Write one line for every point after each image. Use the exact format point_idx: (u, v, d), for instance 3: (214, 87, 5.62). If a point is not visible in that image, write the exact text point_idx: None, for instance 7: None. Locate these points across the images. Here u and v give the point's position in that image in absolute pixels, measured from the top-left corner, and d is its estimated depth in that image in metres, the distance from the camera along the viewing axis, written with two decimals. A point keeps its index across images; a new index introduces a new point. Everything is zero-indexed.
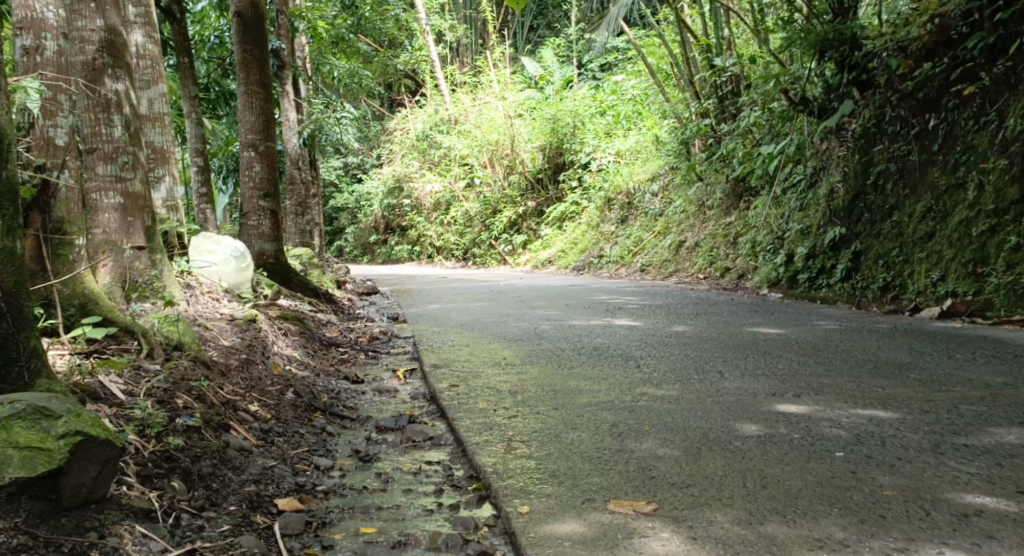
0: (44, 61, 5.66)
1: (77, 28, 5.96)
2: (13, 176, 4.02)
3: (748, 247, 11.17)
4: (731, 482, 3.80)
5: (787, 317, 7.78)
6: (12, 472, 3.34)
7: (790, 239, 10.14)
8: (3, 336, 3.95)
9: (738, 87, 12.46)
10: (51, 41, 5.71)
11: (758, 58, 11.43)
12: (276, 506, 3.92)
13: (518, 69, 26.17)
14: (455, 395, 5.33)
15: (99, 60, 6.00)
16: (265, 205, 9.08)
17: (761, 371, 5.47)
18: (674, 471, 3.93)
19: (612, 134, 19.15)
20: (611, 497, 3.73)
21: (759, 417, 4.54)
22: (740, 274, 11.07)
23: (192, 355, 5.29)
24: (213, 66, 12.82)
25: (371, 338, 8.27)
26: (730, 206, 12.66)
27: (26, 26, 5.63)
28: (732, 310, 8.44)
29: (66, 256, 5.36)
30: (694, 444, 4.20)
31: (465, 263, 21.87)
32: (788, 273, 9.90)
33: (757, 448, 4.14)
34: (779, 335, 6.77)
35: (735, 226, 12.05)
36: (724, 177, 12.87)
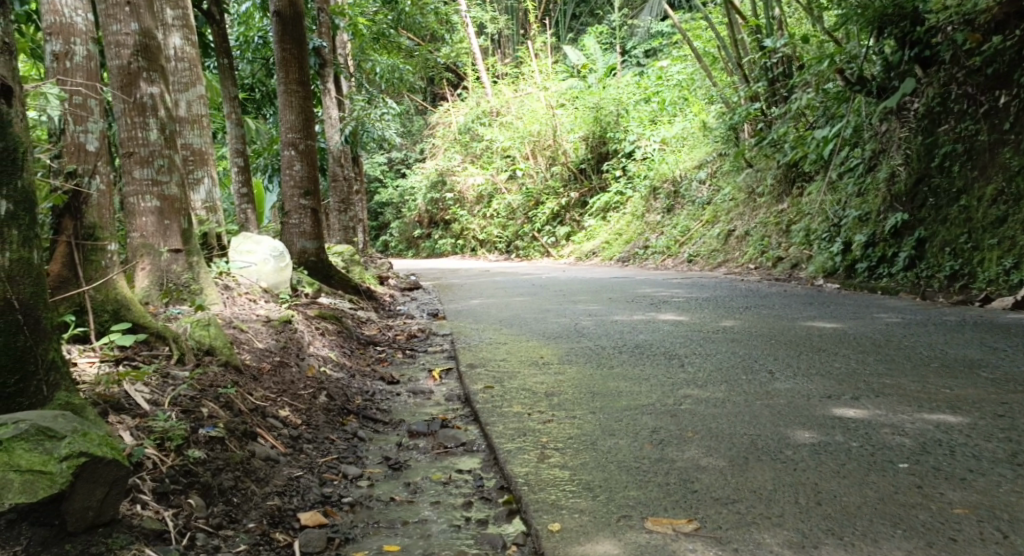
0: (74, 66, 5.35)
1: (111, 33, 5.79)
2: (32, 182, 3.71)
3: (802, 235, 10.81)
4: (782, 498, 3.54)
5: (844, 310, 7.43)
6: (12, 497, 3.18)
7: (846, 227, 9.76)
8: (20, 352, 3.62)
9: (790, 69, 11.80)
10: (81, 45, 5.39)
11: (811, 37, 11.00)
12: (298, 521, 3.75)
13: (560, 58, 25.86)
14: (490, 398, 5.11)
15: (134, 65, 5.85)
16: (306, 204, 8.94)
17: (815, 370, 5.16)
18: (719, 484, 3.67)
19: (658, 121, 18.75)
20: (649, 513, 3.49)
21: (814, 422, 4.26)
22: (793, 264, 10.71)
23: (224, 359, 5.00)
24: (257, 67, 12.72)
25: (410, 336, 8.08)
26: (782, 192, 12.27)
27: (54, 31, 5.31)
28: (785, 302, 8.11)
29: (98, 262, 5.09)
30: (741, 453, 3.94)
31: (508, 256, 21.65)
32: (845, 262, 9.53)
33: (810, 458, 3.87)
34: (835, 330, 6.45)
35: (788, 214, 11.67)
36: (775, 163, 12.47)
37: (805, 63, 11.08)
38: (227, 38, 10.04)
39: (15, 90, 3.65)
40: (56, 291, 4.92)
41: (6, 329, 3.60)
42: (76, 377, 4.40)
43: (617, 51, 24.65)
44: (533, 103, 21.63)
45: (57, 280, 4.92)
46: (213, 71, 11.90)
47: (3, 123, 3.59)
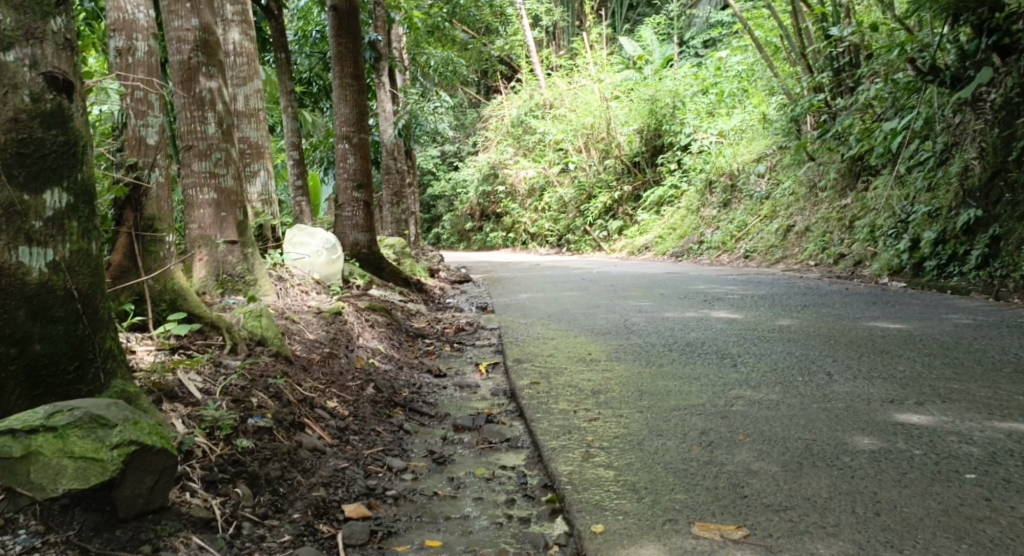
0: (136, 62, 5.39)
1: (173, 28, 5.90)
2: (92, 176, 3.72)
3: (867, 232, 10.62)
4: (837, 507, 3.46)
5: (907, 310, 7.26)
6: (65, 483, 3.22)
7: (915, 223, 9.56)
8: (78, 339, 3.64)
9: (857, 58, 11.55)
10: (142, 41, 5.44)
11: (881, 26, 10.70)
12: (342, 513, 3.75)
13: (616, 50, 25.68)
14: (536, 394, 5.08)
15: (194, 60, 5.89)
16: (358, 197, 8.96)
17: (877, 374, 5.04)
18: (770, 490, 3.60)
19: (715, 113, 18.50)
20: (696, 518, 3.43)
21: (874, 427, 4.16)
22: (857, 261, 10.54)
23: (274, 350, 5.01)
24: (315, 61, 12.76)
25: (458, 330, 8.07)
26: (846, 186, 12.03)
27: (117, 27, 5.38)
28: (846, 301, 7.95)
29: (157, 253, 5.14)
30: (795, 458, 3.86)
31: (559, 250, 21.60)
32: (913, 261, 9.34)
33: (869, 466, 3.77)
34: (900, 331, 6.30)
35: (852, 209, 11.45)
36: (838, 156, 12.21)
37: (874, 53, 10.77)
38: (284, 32, 10.03)
39: (76, 85, 3.65)
40: (117, 280, 5.00)
41: (66, 317, 3.61)
42: (132, 364, 4.42)
43: (675, 42, 24.40)
44: (588, 95, 21.52)
45: (117, 270, 5.02)
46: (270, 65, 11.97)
47: (64, 118, 3.58)
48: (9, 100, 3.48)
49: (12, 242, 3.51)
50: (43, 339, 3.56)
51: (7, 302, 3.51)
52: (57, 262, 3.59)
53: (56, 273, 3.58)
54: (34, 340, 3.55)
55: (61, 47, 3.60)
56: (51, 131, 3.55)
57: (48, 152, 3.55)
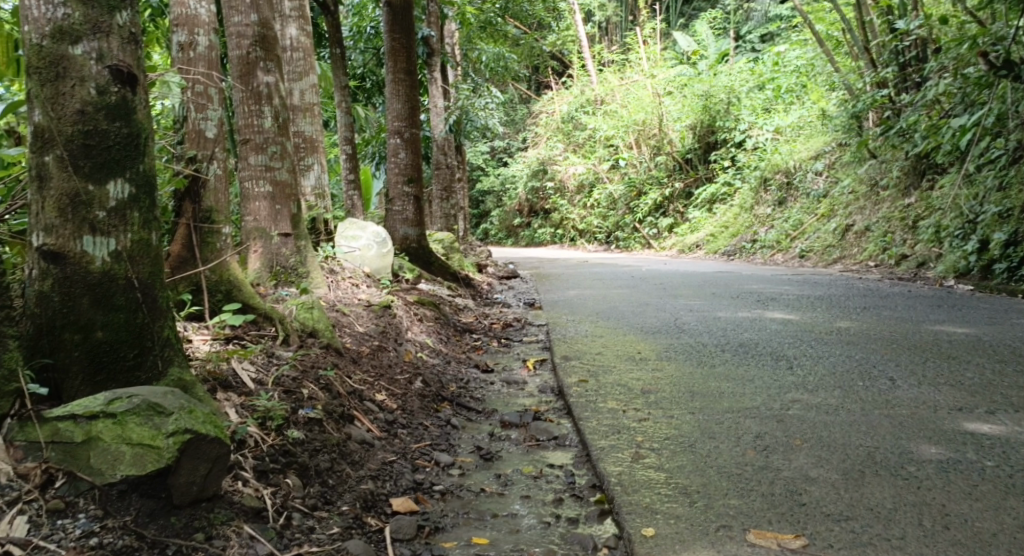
0: (198, 56, 5.47)
1: (233, 24, 6.01)
2: (153, 168, 3.77)
3: (930, 232, 10.42)
4: (903, 519, 3.41)
5: (972, 314, 7.12)
6: (123, 469, 3.29)
7: (983, 223, 9.36)
8: (137, 327, 3.70)
9: (924, 53, 11.33)
10: (204, 36, 5.50)
11: (950, 19, 10.41)
12: (391, 506, 3.78)
13: (670, 44, 25.45)
14: (584, 392, 5.07)
15: (252, 55, 5.99)
16: (409, 191, 9.02)
17: (940, 381, 4.95)
18: (829, 499, 3.55)
19: (771, 110, 18.26)
20: (752, 525, 3.40)
21: (940, 436, 4.10)
22: (920, 262, 10.40)
23: (325, 342, 5.07)
24: (369, 57, 12.85)
25: (506, 325, 8.08)
26: (909, 185, 11.80)
27: (180, 22, 5.45)
28: (908, 305, 7.81)
29: (214, 244, 5.21)
30: (855, 467, 3.81)
31: (608, 247, 21.53)
32: (981, 262, 9.18)
33: (935, 476, 3.71)
34: (966, 336, 6.17)
35: (915, 209, 11.24)
36: (901, 154, 11.97)
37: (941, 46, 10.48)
38: (340, 28, 10.10)
39: (141, 78, 3.71)
40: (175, 271, 5.08)
41: (127, 306, 3.68)
42: (189, 352, 4.48)
43: (731, 37, 24.17)
44: (640, 91, 21.40)
45: (176, 260, 5.08)
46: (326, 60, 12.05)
47: (129, 110, 3.64)
48: (77, 92, 3.56)
49: (76, 232, 3.59)
50: (104, 327, 3.63)
51: (71, 290, 3.60)
52: (119, 252, 3.65)
53: (117, 263, 3.65)
54: (97, 327, 3.63)
55: (127, 40, 3.66)
56: (115, 123, 3.61)
57: (112, 144, 3.61)
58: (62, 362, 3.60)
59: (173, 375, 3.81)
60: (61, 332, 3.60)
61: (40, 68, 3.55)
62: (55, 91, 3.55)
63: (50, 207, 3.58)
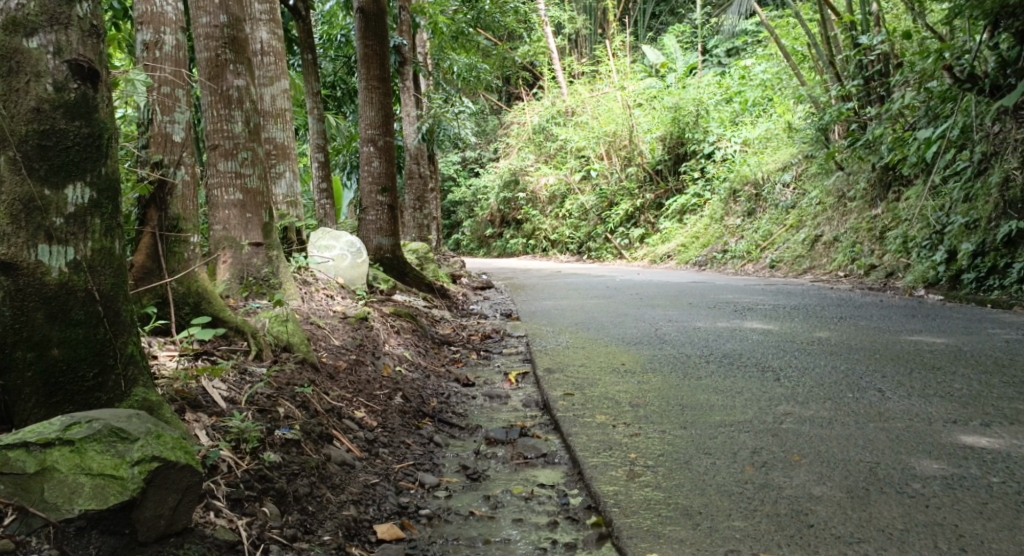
0: (164, 56, 5.22)
1: (200, 25, 5.79)
2: (116, 171, 3.54)
3: (898, 243, 10.24)
4: (920, 542, 3.22)
5: (952, 324, 6.99)
6: (82, 503, 3.03)
7: (950, 233, 9.15)
8: (98, 343, 3.47)
9: (887, 68, 10.98)
10: (170, 35, 5.28)
11: (913, 33, 10.30)
12: (375, 535, 3.57)
13: (639, 58, 25.29)
14: (570, 406, 4.86)
15: (221, 56, 5.77)
16: (382, 200, 8.74)
17: (933, 392, 4.79)
18: (839, 520, 3.37)
19: (738, 122, 18.13)
20: (760, 550, 3.21)
21: (941, 450, 3.93)
22: (888, 272, 10.24)
23: (300, 357, 4.83)
24: (339, 65, 12.78)
25: (483, 337, 7.85)
26: (876, 196, 11.63)
27: (145, 20, 5.21)
28: (885, 314, 7.67)
29: (180, 254, 4.96)
30: (861, 484, 3.62)
31: (579, 258, 21.35)
32: (950, 272, 9.00)
33: (943, 494, 3.53)
34: (949, 346, 6.03)
35: (882, 219, 11.12)
36: (869, 165, 11.82)
37: (904, 61, 10.31)
38: (312, 34, 9.87)
39: (103, 74, 3.49)
40: (140, 282, 4.82)
41: (86, 320, 3.44)
42: (154, 370, 4.22)
43: (698, 50, 24.14)
44: (610, 104, 21.28)
45: (141, 271, 4.81)
46: (297, 67, 11.82)
47: (89, 108, 3.42)
48: (31, 89, 3.32)
49: (30, 240, 3.34)
50: (61, 344, 3.39)
51: (23, 304, 3.34)
52: (78, 261, 3.42)
53: (76, 274, 3.41)
54: (52, 344, 3.38)
55: (88, 33, 3.44)
56: (74, 122, 3.38)
57: (71, 144, 3.38)
58: (13, 384, 3.34)
59: (138, 396, 3.58)
60: (12, 350, 3.34)
61: None
62: (8, 87, 3.31)
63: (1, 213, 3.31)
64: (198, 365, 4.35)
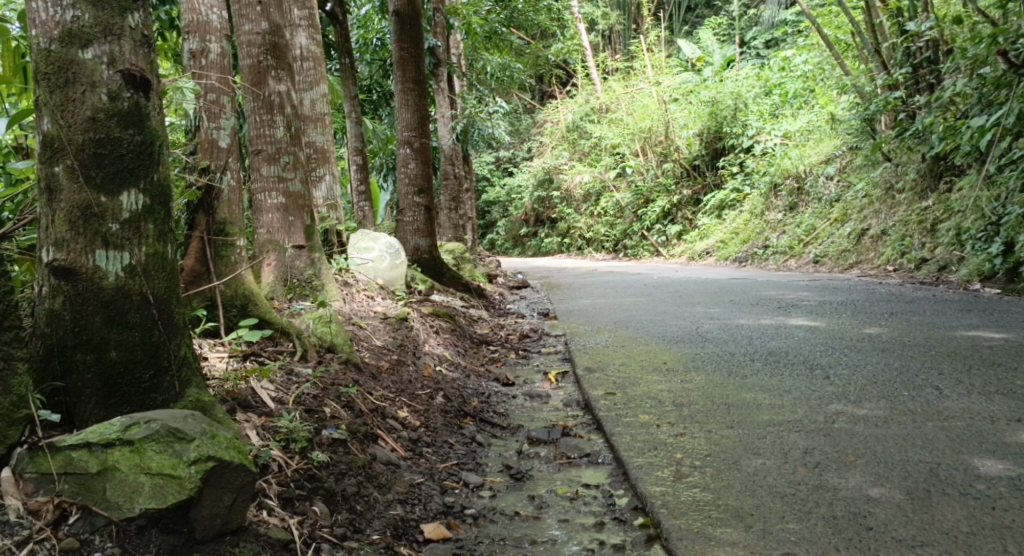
0: (210, 63, 5.32)
1: (243, 32, 5.87)
2: (168, 178, 3.63)
3: (950, 236, 10.09)
4: (983, 545, 3.21)
5: (1006, 319, 6.90)
6: (142, 502, 3.10)
7: (1007, 225, 9.01)
8: (153, 345, 3.56)
9: (937, 54, 10.90)
10: (215, 43, 5.36)
11: (964, 18, 10.14)
12: (422, 534, 3.61)
13: (675, 52, 25.14)
14: (612, 405, 4.87)
15: (263, 63, 5.85)
16: (419, 202, 8.80)
17: (989, 390, 4.74)
18: (898, 522, 3.36)
19: (779, 115, 17.92)
20: (817, 552, 3.22)
21: (1001, 451, 3.89)
22: (941, 266, 10.05)
23: (344, 357, 4.91)
24: (375, 68, 12.90)
25: (522, 336, 7.87)
26: (926, 188, 11.40)
27: (191, 29, 5.30)
28: (937, 309, 7.59)
29: (228, 257, 5.07)
30: (918, 485, 3.61)
31: (615, 255, 21.30)
32: (1007, 265, 8.85)
33: (1005, 495, 3.51)
34: (1004, 342, 5.95)
35: (933, 211, 10.88)
36: (918, 156, 11.62)
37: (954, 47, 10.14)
38: (349, 38, 9.95)
39: (153, 83, 3.59)
40: (189, 286, 4.92)
41: (142, 323, 3.54)
42: (205, 371, 4.31)
43: (736, 43, 23.97)
44: (645, 99, 21.18)
45: (190, 275, 4.93)
46: (335, 70, 11.92)
47: (142, 116, 3.52)
48: (87, 98, 3.44)
49: (88, 246, 3.46)
50: (118, 347, 3.49)
51: (83, 308, 3.47)
52: (133, 266, 3.52)
53: (132, 278, 3.51)
54: (110, 347, 3.49)
55: (139, 43, 3.54)
56: (128, 131, 3.49)
57: (125, 152, 3.48)
58: (73, 386, 3.47)
59: (191, 396, 3.67)
60: (73, 352, 3.46)
61: (48, 73, 3.43)
62: (65, 98, 3.43)
63: (61, 220, 3.45)
64: (246, 366, 4.44)
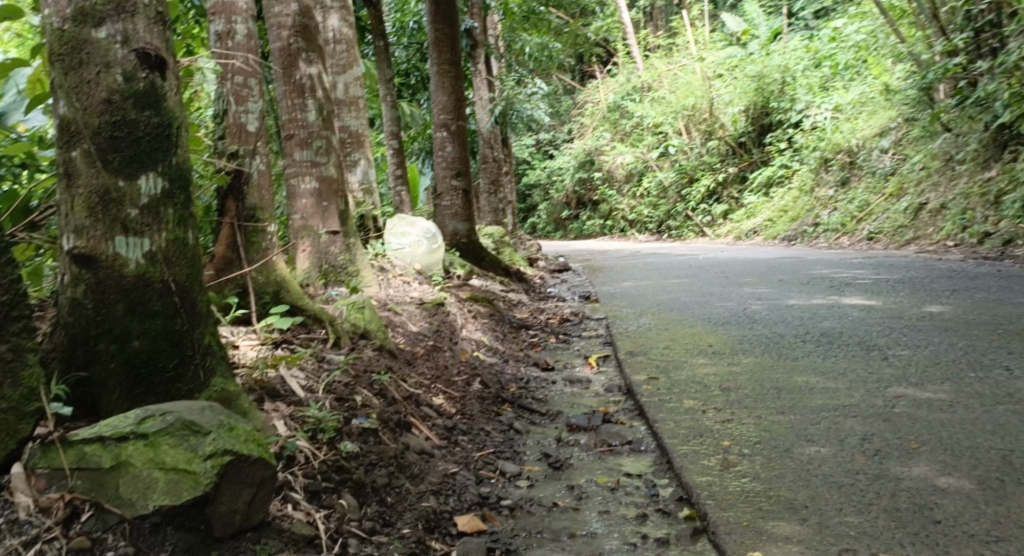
0: (236, 45, 5.15)
1: (273, 14, 5.69)
2: (186, 163, 3.49)
3: (1016, 208, 9.66)
4: None
5: None
6: (157, 499, 2.97)
7: None
8: (175, 334, 3.44)
9: (999, 17, 10.57)
10: (241, 23, 5.18)
11: None
12: (455, 527, 3.46)
13: (719, 27, 24.67)
14: (655, 390, 4.67)
15: (294, 46, 5.65)
16: (457, 185, 8.64)
17: None
18: (968, 515, 3.14)
19: (830, 87, 17.17)
20: (881, 548, 3.00)
21: None
22: (1006, 240, 9.62)
23: (378, 344, 4.77)
24: (412, 52, 12.76)
25: (563, 320, 7.69)
26: (989, 158, 10.88)
27: (218, 10, 5.17)
28: (1003, 285, 7.26)
29: (260, 244, 4.95)
30: (989, 474, 3.38)
31: (659, 236, 21.03)
32: None
33: None
34: None
35: (997, 182, 10.40)
36: (980, 125, 11.17)
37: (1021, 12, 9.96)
38: (383, 20, 9.79)
39: (170, 62, 3.45)
40: (220, 274, 4.84)
41: (164, 311, 3.40)
42: (234, 360, 4.20)
43: (783, 15, 23.42)
44: (689, 76, 20.82)
45: (221, 262, 4.85)
46: (371, 55, 11.81)
47: (158, 97, 3.38)
48: (102, 79, 3.30)
49: (108, 232, 3.33)
50: (141, 335, 3.37)
51: (103, 296, 3.35)
52: (153, 253, 3.39)
53: (152, 266, 3.38)
54: (133, 336, 3.36)
55: (154, 20, 3.41)
56: (145, 112, 3.35)
57: (142, 134, 3.35)
58: (98, 376, 3.36)
59: (216, 386, 3.56)
60: (96, 342, 3.35)
61: (62, 55, 3.31)
62: (80, 79, 3.30)
63: (80, 206, 3.33)
64: (277, 354, 4.30)
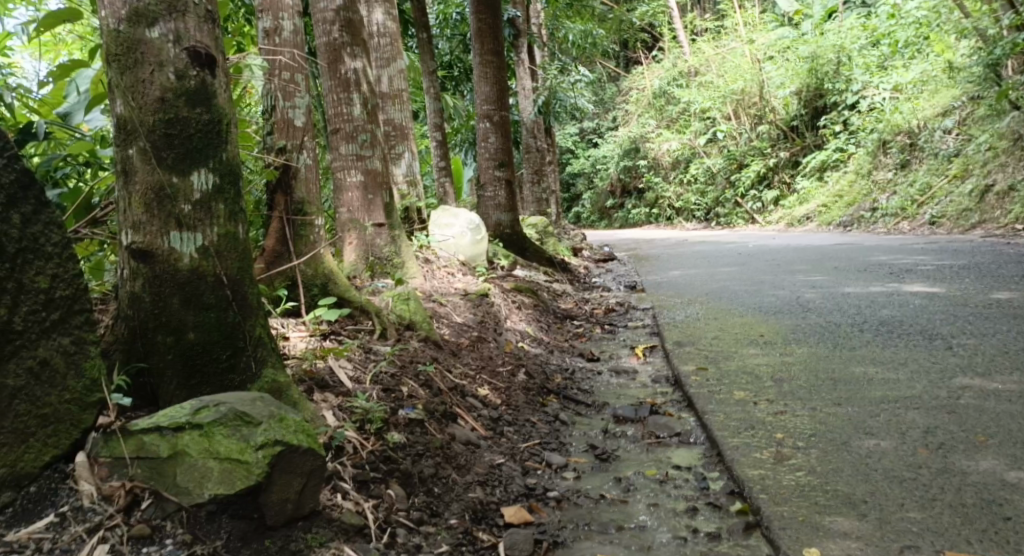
0: (284, 41, 5.07)
1: (319, 10, 5.67)
2: (236, 159, 3.46)
3: None
4: None
5: None
6: (211, 488, 2.95)
7: None
8: (228, 327, 3.41)
9: None
10: (288, 20, 5.11)
11: None
12: (502, 518, 3.41)
13: (769, 8, 24.19)
14: (704, 381, 4.58)
15: (339, 40, 5.62)
16: (500, 176, 8.56)
17: None
18: None
19: (887, 66, 16.69)
20: (947, 546, 2.90)
21: None
22: None
23: (424, 335, 4.73)
24: (455, 43, 12.70)
25: (608, 310, 7.60)
26: None
27: (264, 6, 5.08)
28: None
29: (308, 237, 4.93)
30: None
31: (706, 224, 20.87)
32: None
33: None
34: None
35: None
36: None
37: None
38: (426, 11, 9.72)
39: (219, 59, 3.42)
40: (270, 267, 4.86)
41: (217, 304, 3.39)
42: (284, 351, 4.17)
43: None
44: (738, 59, 20.49)
45: (271, 256, 4.87)
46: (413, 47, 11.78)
47: (209, 94, 3.36)
48: (155, 78, 3.29)
49: (162, 228, 3.33)
50: (196, 328, 3.36)
51: (158, 289, 3.34)
52: (205, 247, 3.37)
53: (205, 259, 3.37)
54: (188, 329, 3.36)
55: (203, 18, 3.38)
56: (196, 109, 3.33)
57: (194, 131, 3.33)
58: (156, 366, 3.36)
59: (268, 377, 3.51)
60: (154, 334, 3.35)
61: (118, 55, 3.30)
62: (135, 78, 3.29)
63: (136, 203, 3.33)
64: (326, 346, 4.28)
